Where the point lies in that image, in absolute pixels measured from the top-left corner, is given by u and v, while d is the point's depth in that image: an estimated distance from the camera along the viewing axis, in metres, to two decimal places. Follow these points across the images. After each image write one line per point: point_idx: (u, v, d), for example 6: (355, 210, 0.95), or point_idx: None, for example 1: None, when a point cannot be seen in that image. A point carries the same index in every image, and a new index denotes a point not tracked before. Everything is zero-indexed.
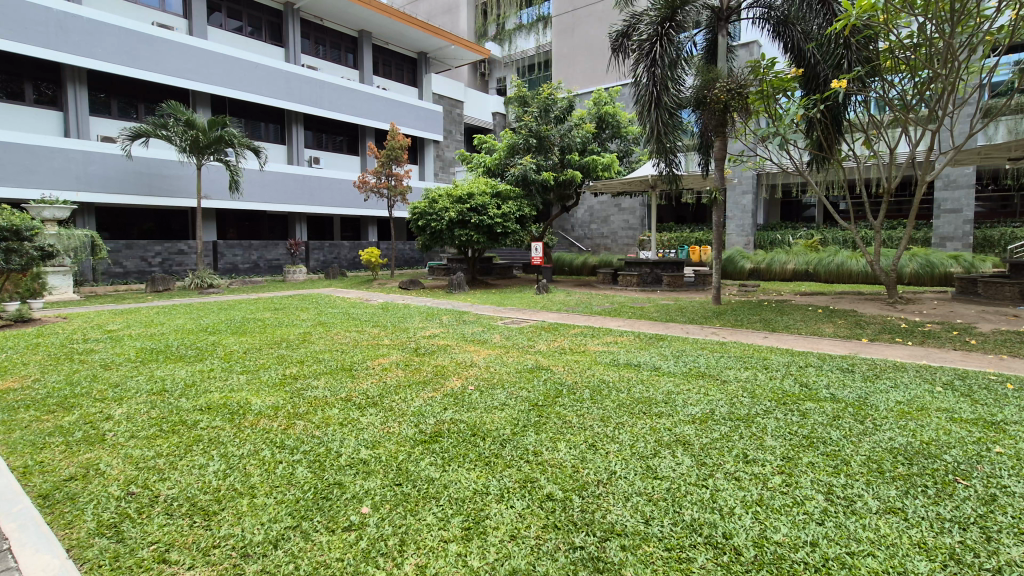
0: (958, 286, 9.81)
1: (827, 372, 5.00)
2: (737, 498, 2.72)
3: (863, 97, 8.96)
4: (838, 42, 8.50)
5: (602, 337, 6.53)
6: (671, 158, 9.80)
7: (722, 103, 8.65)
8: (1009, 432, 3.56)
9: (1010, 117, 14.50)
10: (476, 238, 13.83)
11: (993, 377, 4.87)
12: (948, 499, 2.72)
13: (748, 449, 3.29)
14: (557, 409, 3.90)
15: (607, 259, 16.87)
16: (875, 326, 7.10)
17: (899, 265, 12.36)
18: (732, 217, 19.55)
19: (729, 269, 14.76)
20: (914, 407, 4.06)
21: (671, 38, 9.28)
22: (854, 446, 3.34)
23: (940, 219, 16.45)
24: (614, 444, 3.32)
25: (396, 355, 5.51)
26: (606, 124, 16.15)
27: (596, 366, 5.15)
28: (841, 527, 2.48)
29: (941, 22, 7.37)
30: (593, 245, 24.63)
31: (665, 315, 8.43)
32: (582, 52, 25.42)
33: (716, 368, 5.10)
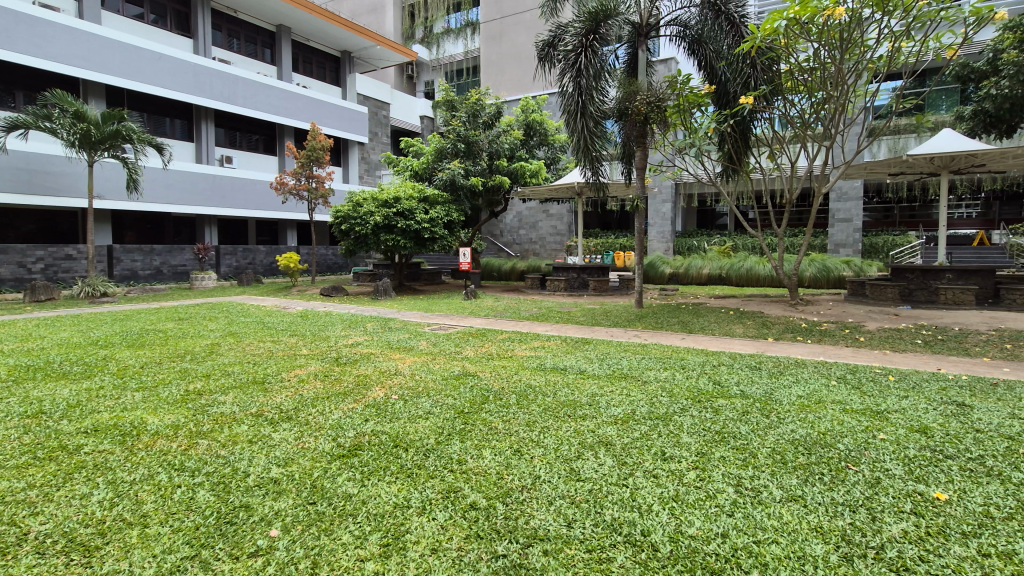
0: (849, 288, 10.86)
1: (737, 370, 5.31)
2: (654, 495, 2.80)
3: (767, 114, 9.68)
4: (745, 62, 9.13)
5: (529, 342, 6.57)
6: (597, 166, 10.10)
7: (643, 114, 9.08)
8: (891, 420, 3.94)
9: (889, 137, 16.30)
10: (403, 244, 13.56)
11: (878, 371, 5.40)
12: (841, 485, 2.95)
13: (665, 446, 3.41)
14: (483, 415, 3.87)
15: (535, 264, 17.11)
16: (779, 326, 7.66)
17: (800, 269, 13.45)
18: (653, 224, 20.45)
19: (650, 274, 15.41)
20: (813, 401, 4.39)
21: (595, 49, 9.58)
22: (761, 440, 3.55)
23: (835, 227, 18.10)
24: (539, 448, 3.33)
25: (314, 366, 5.24)
26: (533, 131, 16.43)
27: (523, 370, 5.18)
28: (749, 518, 2.61)
29: (832, 49, 8.13)
30: (521, 250, 24.88)
31: (590, 319, 8.65)
32: (509, 60, 25.74)
33: (637, 369, 5.28)
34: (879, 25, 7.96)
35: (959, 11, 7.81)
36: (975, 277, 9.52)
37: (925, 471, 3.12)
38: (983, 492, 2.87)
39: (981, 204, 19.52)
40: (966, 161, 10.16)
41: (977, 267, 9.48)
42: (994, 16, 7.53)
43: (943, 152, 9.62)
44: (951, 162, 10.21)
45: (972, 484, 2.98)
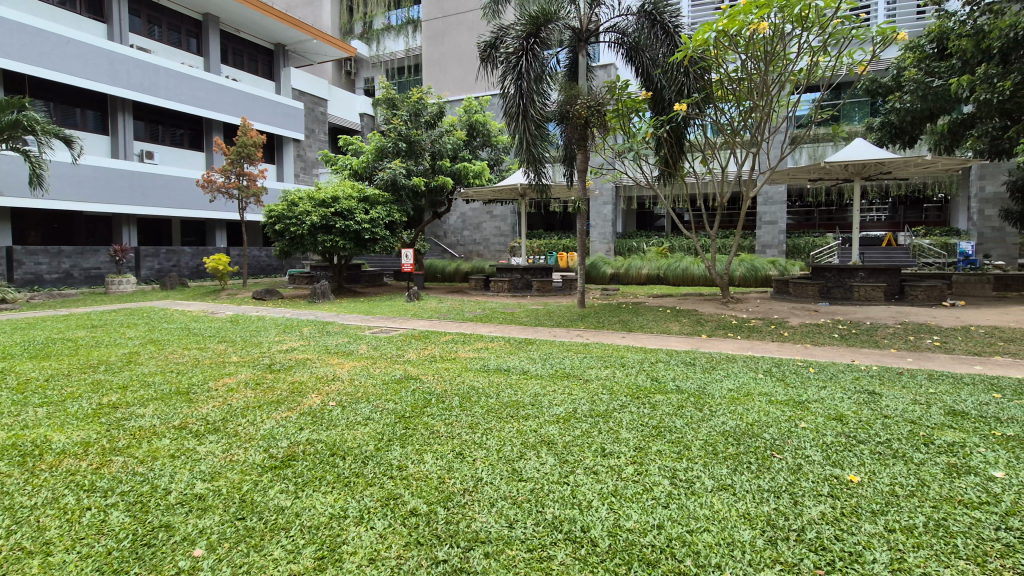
0: (776, 287, 11.55)
1: (673, 366, 5.52)
2: (594, 491, 2.86)
3: (700, 121, 10.12)
4: (679, 70, 9.48)
5: (473, 344, 6.54)
6: (539, 168, 10.19)
7: (583, 118, 9.29)
8: (812, 409, 4.21)
9: (810, 144, 17.49)
10: (342, 244, 13.15)
11: (800, 363, 5.77)
12: (767, 472, 3.12)
13: (605, 442, 3.49)
14: (424, 419, 3.81)
15: (479, 266, 17.08)
16: (712, 323, 8.03)
17: (731, 269, 14.17)
18: (595, 226, 20.92)
19: (592, 274, 15.74)
20: (742, 393, 4.63)
21: (536, 53, 9.69)
22: (694, 432, 3.71)
23: (761, 229, 19.18)
24: (481, 450, 3.32)
25: (245, 374, 4.98)
26: (476, 132, 16.42)
27: (466, 372, 5.15)
28: (682, 508, 2.72)
29: (758, 61, 8.65)
30: (466, 251, 24.78)
31: (533, 320, 8.72)
32: (451, 59, 25.58)
33: (579, 368, 5.37)
34: (800, 40, 8.49)
35: (868, 30, 8.46)
36: (883, 274, 10.37)
37: (841, 455, 3.36)
38: (890, 472, 3.13)
39: (888, 208, 21.32)
40: (875, 168, 11.03)
41: (885, 265, 10.33)
42: (898, 36, 8.21)
43: (856, 159, 10.41)
44: (863, 170, 11.06)
45: (880, 465, 3.24)
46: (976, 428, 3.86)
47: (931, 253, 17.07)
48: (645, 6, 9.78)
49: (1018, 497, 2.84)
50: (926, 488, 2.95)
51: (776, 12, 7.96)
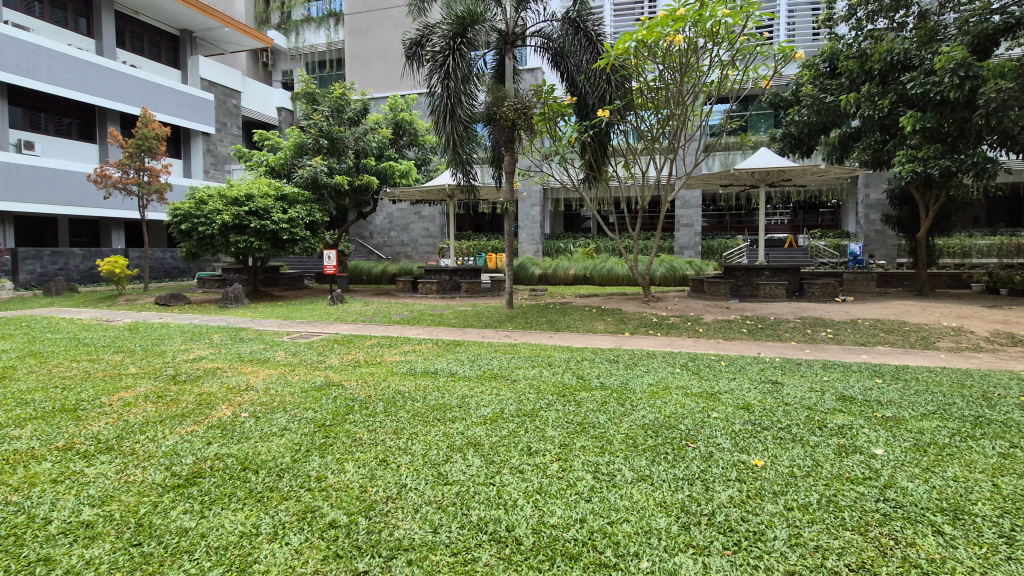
0: (692, 286, 12.22)
1: (597, 364, 5.69)
2: (519, 490, 2.88)
3: (623, 127, 10.53)
4: (602, 77, 9.81)
5: (398, 347, 6.41)
6: (467, 169, 10.16)
7: (511, 120, 9.41)
8: (723, 400, 4.50)
9: (721, 152, 18.75)
10: (258, 245, 12.43)
11: (713, 357, 6.14)
12: (682, 462, 3.29)
13: (531, 441, 3.53)
14: (345, 426, 3.67)
15: (407, 267, 16.78)
16: (634, 322, 8.37)
17: (653, 269, 14.85)
18: (523, 227, 21.18)
19: (520, 275, 15.92)
20: (660, 387, 4.86)
21: (463, 53, 9.65)
22: (616, 426, 3.84)
23: (680, 231, 20.24)
24: (406, 455, 3.25)
25: (145, 387, 4.56)
26: (402, 131, 16.11)
27: (392, 376, 5.03)
28: (604, 501, 2.80)
29: (674, 72, 9.19)
30: (393, 253, 24.25)
31: (461, 321, 8.67)
32: (376, 56, 24.96)
33: (507, 369, 5.41)
34: (711, 54, 9.04)
35: (771, 48, 9.15)
36: (785, 273, 11.26)
37: (747, 442, 3.62)
38: (789, 456, 3.40)
39: (789, 212, 23.25)
40: (777, 176, 11.98)
41: (787, 265, 11.20)
42: (795, 54, 8.94)
43: (762, 167, 11.23)
44: (767, 176, 11.96)
45: (782, 449, 3.51)
46: (862, 411, 4.29)
47: (827, 253, 18.78)
48: (570, 13, 10.00)
49: (893, 471, 3.20)
50: (820, 467, 3.24)
51: (690, 26, 8.43)
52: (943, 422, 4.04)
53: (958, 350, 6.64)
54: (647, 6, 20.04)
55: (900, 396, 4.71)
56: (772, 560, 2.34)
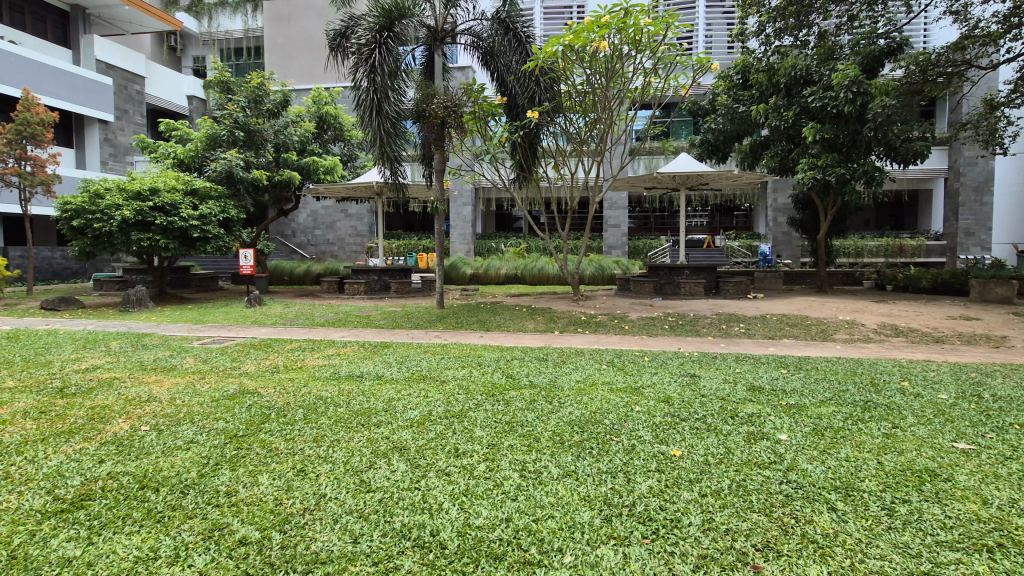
0: (619, 284, 12.66)
1: (527, 363, 5.75)
2: (445, 493, 2.84)
3: (552, 128, 10.70)
4: (531, 78, 9.88)
5: (322, 351, 6.14)
6: (396, 166, 9.93)
7: (440, 118, 9.35)
8: (646, 394, 4.68)
9: (646, 156, 19.58)
10: (164, 244, 11.53)
11: (638, 353, 6.39)
12: (605, 455, 3.38)
13: (459, 442, 3.49)
14: (260, 437, 3.46)
15: (333, 267, 16.19)
16: (564, 320, 8.54)
17: (582, 269, 15.24)
18: (454, 226, 21.05)
19: (451, 275, 15.79)
20: (588, 383, 5.00)
21: (390, 47, 9.39)
22: (543, 424, 3.89)
23: (608, 232, 20.91)
24: (326, 464, 3.11)
25: (24, 402, 4.08)
26: (327, 125, 15.51)
27: (313, 382, 4.80)
28: (530, 499, 2.82)
29: (601, 76, 9.47)
30: (318, 252, 23.30)
31: (390, 322, 8.46)
32: (299, 45, 23.88)
33: (436, 370, 5.33)
34: (635, 61, 9.39)
35: (689, 58, 9.61)
36: (702, 272, 11.92)
37: (666, 433, 3.78)
38: (704, 445, 3.58)
39: (708, 215, 24.63)
40: (696, 180, 12.63)
41: (704, 265, 11.85)
42: (711, 65, 9.45)
43: (682, 171, 11.81)
44: (687, 181, 12.59)
45: (697, 439, 3.69)
46: (769, 400, 4.62)
47: (741, 253, 20.08)
48: (500, 14, 9.99)
49: (795, 454, 3.46)
50: (731, 454, 3.44)
51: (615, 33, 8.71)
52: (838, 407, 4.43)
53: (851, 341, 7.33)
54: (576, 10, 20.52)
55: (802, 384, 5.13)
56: (687, 545, 2.45)
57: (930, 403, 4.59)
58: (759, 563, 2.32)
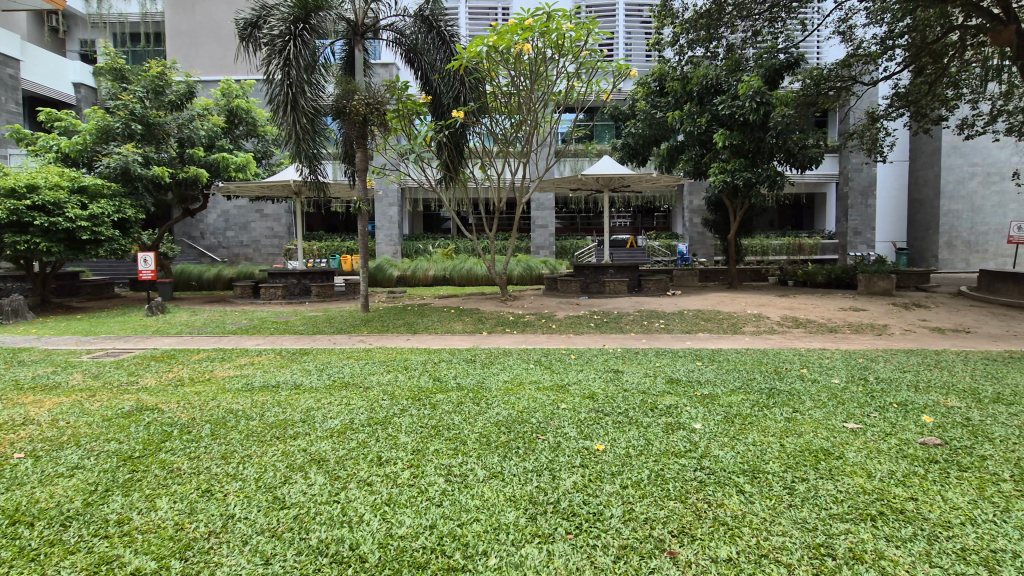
0: (547, 283, 12.87)
1: (455, 365, 5.69)
2: (366, 504, 2.74)
3: (478, 129, 10.68)
4: (455, 78, 9.82)
5: (232, 361, 5.74)
6: (315, 164, 9.50)
7: (361, 116, 9.08)
8: (571, 391, 4.78)
9: (571, 158, 20.10)
10: (46, 247, 10.36)
11: (564, 351, 6.52)
12: (531, 454, 3.41)
13: (382, 451, 3.38)
14: (160, 457, 3.17)
15: (247, 270, 15.27)
16: (492, 321, 8.56)
17: (510, 269, 15.37)
18: (380, 227, 20.55)
19: (377, 277, 15.37)
20: (515, 383, 5.03)
21: (306, 40, 8.96)
22: (470, 426, 3.86)
23: (535, 232, 21.22)
24: (236, 482, 2.91)
25: None
26: (238, 119, 14.61)
27: (223, 395, 4.47)
28: (454, 504, 2.78)
29: (524, 78, 9.56)
30: (231, 255, 21.92)
31: (310, 328, 8.08)
32: (205, 33, 22.37)
33: (359, 376, 5.15)
34: (558, 65, 9.56)
35: (609, 64, 9.87)
36: (625, 271, 12.37)
37: (591, 428, 3.88)
38: (626, 438, 3.71)
39: (630, 216, 25.66)
40: (617, 182, 13.09)
41: (627, 264, 12.30)
42: (629, 72, 9.80)
43: (604, 174, 12.21)
44: (608, 183, 13.03)
45: (620, 433, 3.81)
46: (685, 391, 4.86)
47: (661, 252, 21.10)
48: (423, 11, 9.84)
49: (709, 442, 3.66)
50: (651, 445, 3.59)
51: (538, 37, 8.85)
52: (746, 395, 4.75)
53: (758, 333, 7.91)
54: (500, 12, 20.71)
55: (714, 375, 5.46)
56: (609, 537, 2.52)
57: (825, 388, 5.02)
58: (675, 548, 2.43)
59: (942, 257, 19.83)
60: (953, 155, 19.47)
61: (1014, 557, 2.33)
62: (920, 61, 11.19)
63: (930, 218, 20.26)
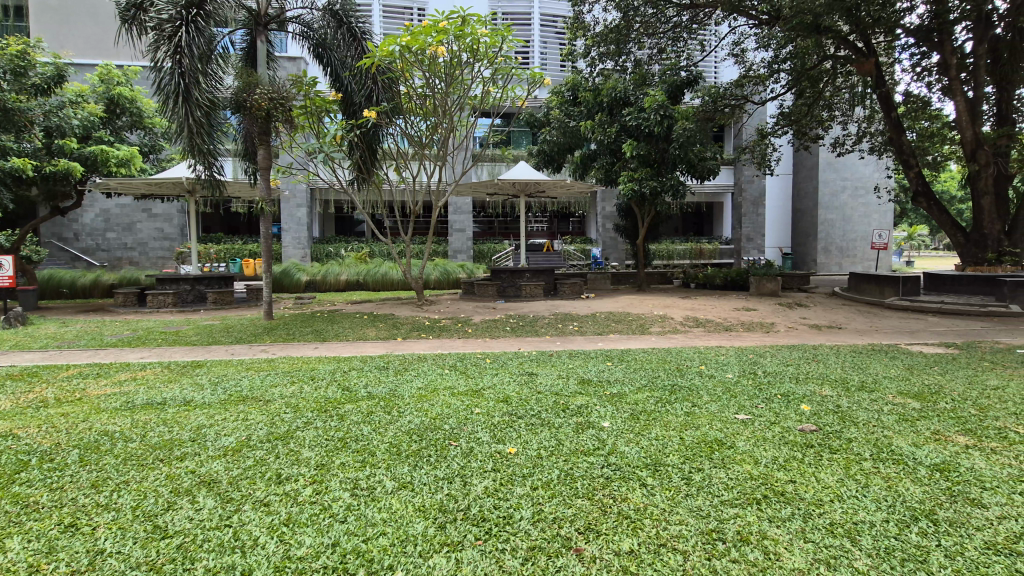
0: (465, 286, 12.84)
1: (366, 373, 5.51)
2: (262, 526, 2.56)
3: (392, 130, 10.42)
4: (367, 77, 9.54)
5: (109, 377, 5.16)
6: (210, 160, 8.80)
7: (264, 111, 8.54)
8: (485, 395, 4.80)
9: (488, 163, 20.23)
10: None
11: (479, 355, 6.53)
12: (442, 462, 3.36)
13: (282, 468, 3.19)
14: (12, 491, 2.77)
15: (132, 275, 13.86)
16: (407, 326, 8.39)
17: (426, 274, 15.17)
18: (287, 229, 19.56)
19: (283, 282, 14.60)
20: (428, 390, 4.94)
21: (200, 27, 8.29)
22: (379, 436, 3.74)
23: (453, 236, 21.12)
24: (108, 512, 2.61)
25: None
26: (120, 108, 13.24)
27: (95, 416, 4.00)
28: (360, 519, 2.67)
29: (439, 81, 9.48)
30: (112, 259, 19.79)
31: (206, 338, 7.47)
32: (80, 11, 20.17)
33: (259, 389, 4.81)
34: (474, 69, 9.57)
35: (524, 71, 10.02)
36: (541, 275, 12.64)
37: (503, 432, 3.90)
38: (538, 439, 3.77)
39: (546, 221, 26.30)
40: (533, 188, 13.35)
41: (543, 268, 12.59)
42: (543, 80, 10.00)
43: (519, 180, 12.37)
44: (525, 188, 13.25)
45: (532, 435, 3.87)
46: (596, 391, 5.04)
47: (575, 256, 21.79)
48: (332, 5, 9.48)
49: (615, 439, 3.82)
50: (562, 445, 3.68)
51: (453, 40, 8.83)
52: (650, 392, 5.02)
53: (663, 333, 8.41)
54: (416, 13, 20.49)
55: (623, 375, 5.70)
56: (517, 540, 2.54)
57: (720, 382, 5.43)
58: (580, 545, 2.50)
59: (819, 261, 22.18)
60: (827, 170, 21.85)
61: (871, 527, 2.64)
62: (800, 85, 12.46)
63: (809, 226, 22.61)
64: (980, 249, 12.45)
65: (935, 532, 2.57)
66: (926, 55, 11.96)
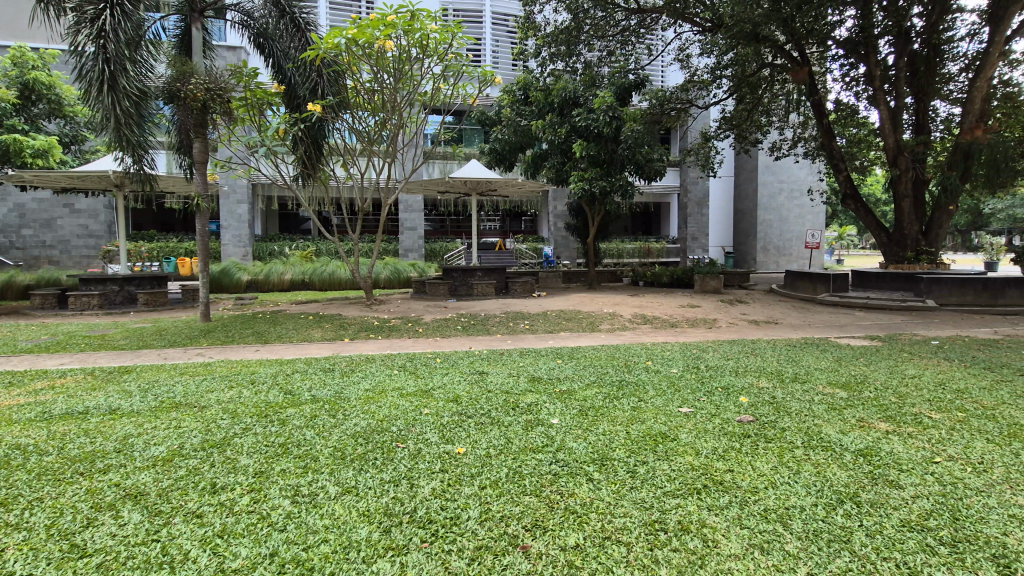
0: (416, 285, 12.66)
1: (310, 375, 5.34)
2: (193, 539, 2.43)
3: (338, 124, 10.13)
4: (311, 69, 9.24)
5: (23, 386, 4.76)
6: (140, 153, 8.28)
7: (199, 101, 8.12)
8: (434, 395, 4.75)
9: (440, 160, 19.99)
10: None
11: (429, 355, 6.45)
12: (388, 464, 3.30)
13: (217, 477, 3.04)
14: None
15: (52, 275, 12.86)
16: (355, 326, 8.19)
17: (376, 273, 14.86)
18: (227, 226, 18.67)
19: (223, 282, 13.90)
20: (376, 391, 4.84)
21: (128, 10, 7.78)
22: (323, 441, 3.63)
23: (404, 235, 20.77)
24: (17, 533, 2.41)
25: None
26: (36, 95, 12.25)
27: (4, 428, 3.67)
28: (300, 526, 2.58)
29: (387, 75, 9.27)
30: (28, 258, 18.30)
31: (135, 342, 7.02)
32: None
33: (193, 395, 4.57)
34: (423, 65, 9.41)
35: (475, 69, 9.96)
36: (493, 274, 12.64)
37: (452, 432, 3.87)
38: (487, 438, 3.77)
39: (499, 219, 26.33)
40: (485, 186, 13.32)
41: (495, 267, 12.60)
42: (494, 79, 9.99)
43: (471, 178, 12.29)
44: (477, 186, 13.21)
45: (481, 434, 3.86)
46: (545, 389, 5.09)
47: (528, 255, 21.92)
48: None
49: (563, 436, 3.86)
50: (510, 443, 3.69)
51: (402, 34, 8.65)
52: (598, 388, 5.11)
53: (612, 330, 8.59)
54: (364, 6, 20.03)
55: (573, 372, 5.77)
56: (464, 540, 2.53)
57: (665, 377, 5.61)
58: (527, 543, 2.51)
59: (759, 260, 23.27)
60: (766, 173, 22.93)
61: (801, 511, 2.79)
62: (741, 91, 13.01)
63: (750, 226, 23.69)
64: (900, 248, 13.43)
65: (858, 514, 2.74)
66: (853, 66, 12.77)
